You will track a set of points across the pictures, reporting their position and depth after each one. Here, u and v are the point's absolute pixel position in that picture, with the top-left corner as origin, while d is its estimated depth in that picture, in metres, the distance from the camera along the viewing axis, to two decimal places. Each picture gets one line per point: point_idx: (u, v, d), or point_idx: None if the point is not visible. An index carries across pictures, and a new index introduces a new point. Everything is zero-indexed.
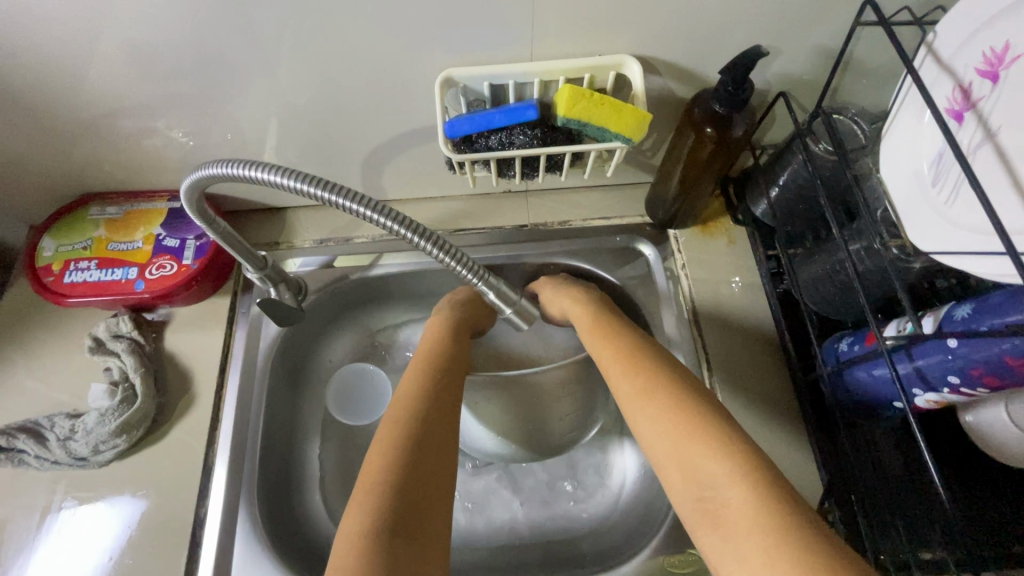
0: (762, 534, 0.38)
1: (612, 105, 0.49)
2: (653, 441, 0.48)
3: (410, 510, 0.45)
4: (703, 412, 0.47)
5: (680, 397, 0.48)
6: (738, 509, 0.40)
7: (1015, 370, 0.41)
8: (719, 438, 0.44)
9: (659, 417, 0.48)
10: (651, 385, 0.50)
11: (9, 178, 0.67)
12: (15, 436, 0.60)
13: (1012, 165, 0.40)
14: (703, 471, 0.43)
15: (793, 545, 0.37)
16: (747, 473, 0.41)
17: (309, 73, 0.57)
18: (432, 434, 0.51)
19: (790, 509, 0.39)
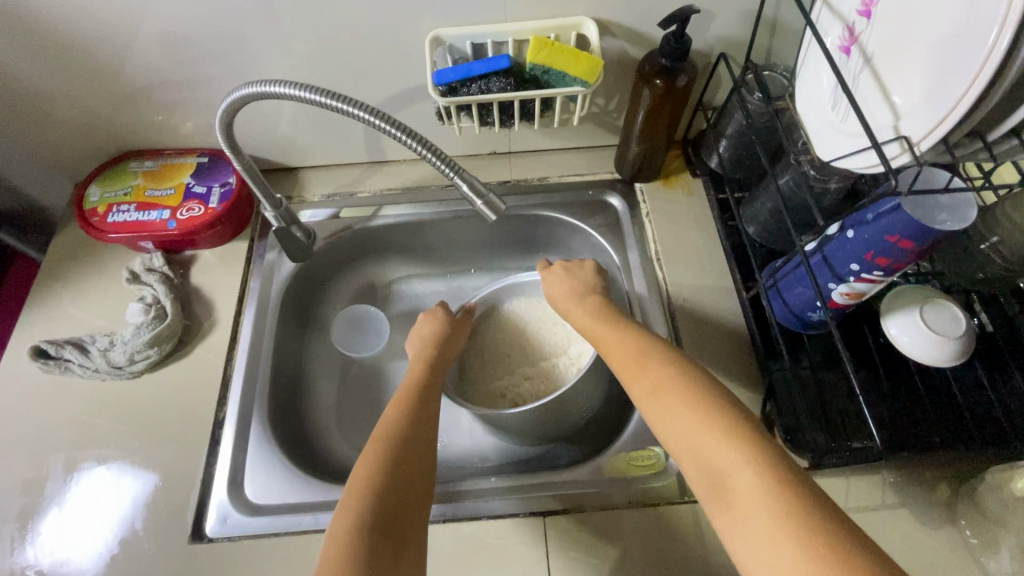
0: (770, 514, 0.42)
1: (570, 51, 0.61)
2: (669, 428, 0.52)
3: (392, 517, 0.51)
4: (714, 406, 0.51)
5: (691, 394, 0.53)
6: (747, 491, 0.44)
7: (896, 247, 0.50)
8: (728, 431, 0.48)
9: (673, 410, 0.53)
10: (666, 383, 0.55)
11: (63, 136, 0.78)
12: (64, 347, 0.71)
13: (882, 81, 0.50)
14: (714, 460, 0.48)
15: (794, 524, 0.41)
16: (754, 460, 0.46)
17: (321, 40, 0.68)
18: (410, 449, 0.57)
19: (797, 490, 0.43)
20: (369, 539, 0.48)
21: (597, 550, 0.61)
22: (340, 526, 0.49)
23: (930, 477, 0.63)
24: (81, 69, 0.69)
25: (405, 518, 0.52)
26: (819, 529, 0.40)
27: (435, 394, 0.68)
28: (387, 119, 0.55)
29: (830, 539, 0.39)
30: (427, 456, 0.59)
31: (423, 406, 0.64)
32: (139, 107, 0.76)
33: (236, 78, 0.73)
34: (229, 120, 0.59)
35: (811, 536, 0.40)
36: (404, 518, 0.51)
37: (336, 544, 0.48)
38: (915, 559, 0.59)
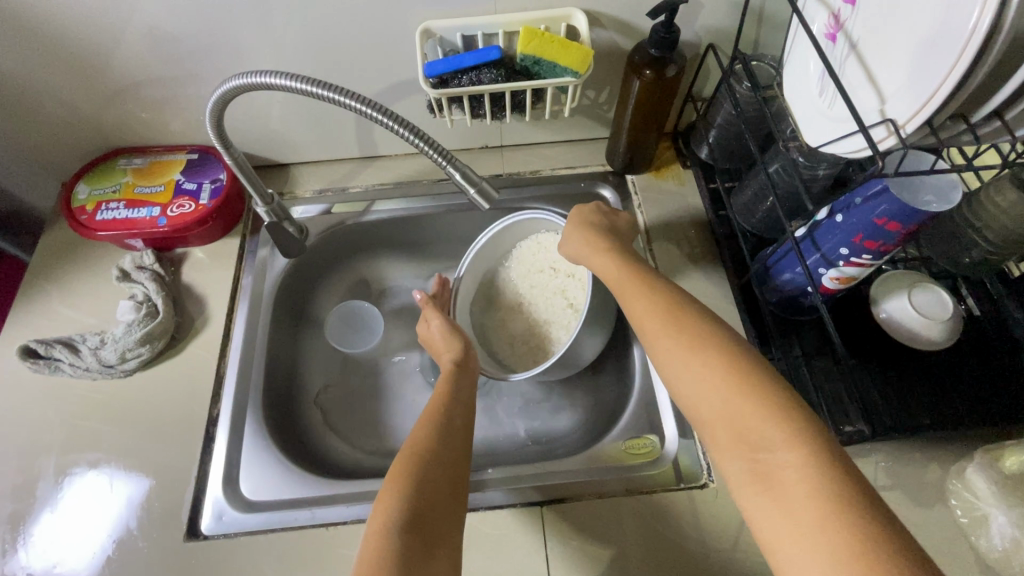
0: (813, 496, 0.39)
1: (560, 42, 0.62)
2: (703, 399, 0.48)
3: (426, 516, 0.51)
4: (753, 374, 0.47)
5: (727, 360, 0.48)
6: (791, 473, 0.41)
7: (884, 230, 0.51)
8: (770, 402, 0.44)
9: (711, 379, 0.48)
10: (700, 349, 0.50)
11: (50, 134, 0.77)
12: (54, 346, 0.70)
13: (869, 67, 0.50)
14: (757, 437, 0.44)
15: (837, 508, 0.38)
16: (799, 439, 0.42)
17: (308, 34, 0.68)
18: (445, 453, 0.57)
19: (843, 474, 0.40)
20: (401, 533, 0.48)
21: (594, 538, 0.61)
22: (376, 523, 0.50)
23: (921, 459, 0.64)
24: (67, 65, 0.68)
25: (441, 515, 0.52)
26: (865, 519, 0.37)
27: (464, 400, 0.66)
28: (377, 108, 0.55)
29: (877, 531, 0.37)
30: (462, 456, 0.59)
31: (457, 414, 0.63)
32: (127, 104, 0.75)
33: (225, 74, 0.72)
34: (220, 114, 0.59)
35: (857, 527, 0.37)
36: (440, 517, 0.51)
37: (371, 539, 0.49)
38: None
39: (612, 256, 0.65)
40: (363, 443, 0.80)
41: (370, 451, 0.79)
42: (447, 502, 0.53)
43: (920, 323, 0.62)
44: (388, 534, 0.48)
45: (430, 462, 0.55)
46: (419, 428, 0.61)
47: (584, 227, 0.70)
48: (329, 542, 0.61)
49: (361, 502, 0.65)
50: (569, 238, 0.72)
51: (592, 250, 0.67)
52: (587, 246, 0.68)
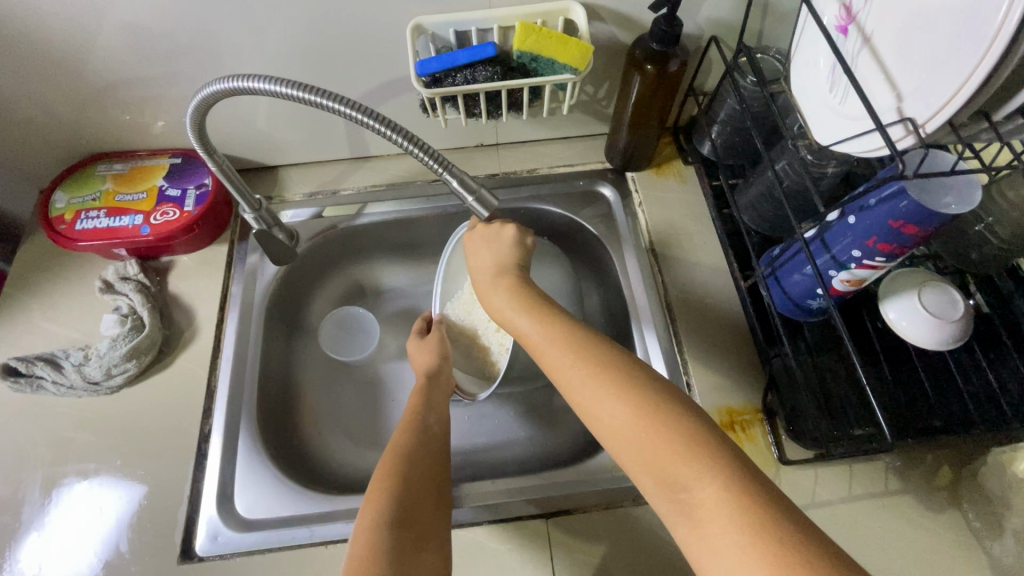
0: (735, 533, 0.38)
1: (558, 37, 0.59)
2: (617, 436, 0.46)
3: (407, 522, 0.52)
4: (658, 406, 0.46)
5: (634, 394, 0.47)
6: (711, 508, 0.39)
7: (899, 232, 0.49)
8: (683, 436, 0.43)
9: (618, 416, 0.46)
10: (603, 385, 0.48)
11: (27, 139, 0.74)
12: (35, 363, 0.67)
13: (884, 61, 0.48)
14: (670, 472, 0.42)
15: (759, 545, 0.36)
16: (710, 470, 0.41)
17: (294, 33, 0.65)
18: (421, 464, 0.59)
19: (762, 499, 0.39)
20: (390, 531, 0.50)
21: (602, 548, 0.60)
22: (365, 519, 0.51)
23: (932, 461, 0.63)
24: (39, 67, 0.65)
25: (419, 517, 0.53)
26: (788, 548, 0.36)
27: (436, 408, 0.67)
28: (368, 111, 0.52)
29: (803, 560, 0.35)
30: (438, 463, 0.60)
31: (428, 421, 0.65)
32: (106, 107, 0.71)
33: (209, 74, 0.69)
34: (201, 119, 0.56)
35: (781, 560, 0.35)
36: (427, 524, 0.53)
37: (361, 535, 0.50)
38: (920, 543, 0.59)
39: (519, 282, 0.62)
40: (361, 452, 0.78)
41: (370, 462, 0.77)
42: (429, 502, 0.55)
43: (927, 322, 0.60)
44: (378, 530, 0.50)
45: (409, 470, 0.57)
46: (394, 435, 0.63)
47: (489, 245, 0.67)
48: (330, 560, 0.60)
49: None
50: (468, 264, 0.69)
51: (490, 282, 0.64)
52: (488, 277, 0.65)
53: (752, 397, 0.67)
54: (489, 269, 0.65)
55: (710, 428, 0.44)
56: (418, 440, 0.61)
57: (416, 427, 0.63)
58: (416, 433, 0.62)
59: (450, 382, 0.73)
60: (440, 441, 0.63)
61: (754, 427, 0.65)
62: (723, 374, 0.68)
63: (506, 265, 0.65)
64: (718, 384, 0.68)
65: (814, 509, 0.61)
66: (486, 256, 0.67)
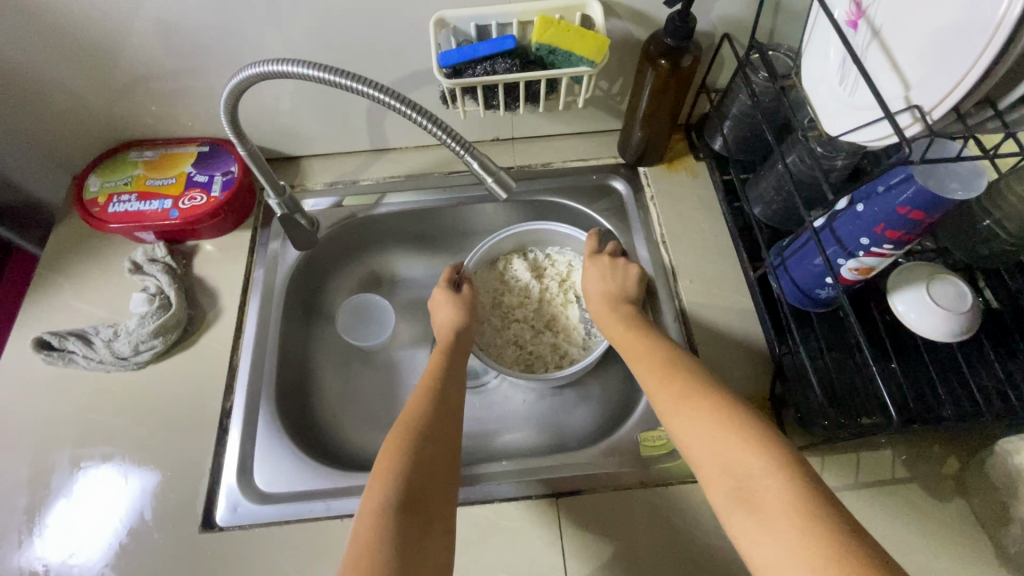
0: (794, 519, 0.42)
1: (576, 31, 0.61)
2: (693, 434, 0.52)
3: (415, 503, 0.53)
4: (734, 411, 0.51)
5: (716, 400, 0.53)
6: (773, 498, 0.44)
7: (907, 219, 0.50)
8: (754, 437, 0.48)
9: (699, 416, 0.52)
10: (693, 391, 0.55)
11: (63, 126, 0.77)
12: (67, 338, 0.70)
13: (892, 53, 0.50)
14: (738, 466, 0.47)
15: (816, 531, 0.41)
16: (775, 465, 0.46)
17: (320, 26, 0.68)
18: (437, 439, 0.59)
19: (819, 497, 0.43)
20: (397, 513, 0.51)
21: (610, 529, 0.61)
22: (371, 500, 0.52)
23: (939, 452, 0.64)
24: (79, 55, 0.68)
25: (430, 496, 0.54)
26: (840, 537, 0.40)
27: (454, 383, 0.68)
28: (394, 95, 0.54)
29: (851, 548, 0.39)
30: (450, 441, 0.61)
31: (447, 397, 0.65)
32: (139, 95, 0.75)
33: (238, 65, 0.72)
34: (234, 102, 0.58)
35: (834, 545, 0.40)
36: (431, 503, 0.54)
37: (368, 515, 0.51)
38: (926, 531, 0.60)
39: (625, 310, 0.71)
40: (374, 435, 0.80)
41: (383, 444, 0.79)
42: (439, 478, 0.56)
43: (935, 314, 0.61)
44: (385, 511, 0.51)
45: (424, 446, 0.58)
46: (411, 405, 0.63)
47: (603, 272, 0.76)
48: (345, 533, 0.61)
49: None
50: (584, 286, 0.77)
51: (606, 302, 0.73)
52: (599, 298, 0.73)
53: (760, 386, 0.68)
54: (602, 292, 0.74)
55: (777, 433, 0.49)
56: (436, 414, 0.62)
57: (435, 401, 0.64)
58: (434, 407, 0.63)
59: (468, 339, 0.76)
60: (454, 420, 0.64)
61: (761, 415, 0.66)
62: (732, 363, 0.70)
63: (620, 293, 0.73)
64: (727, 372, 0.69)
65: None
66: (597, 280, 0.75)
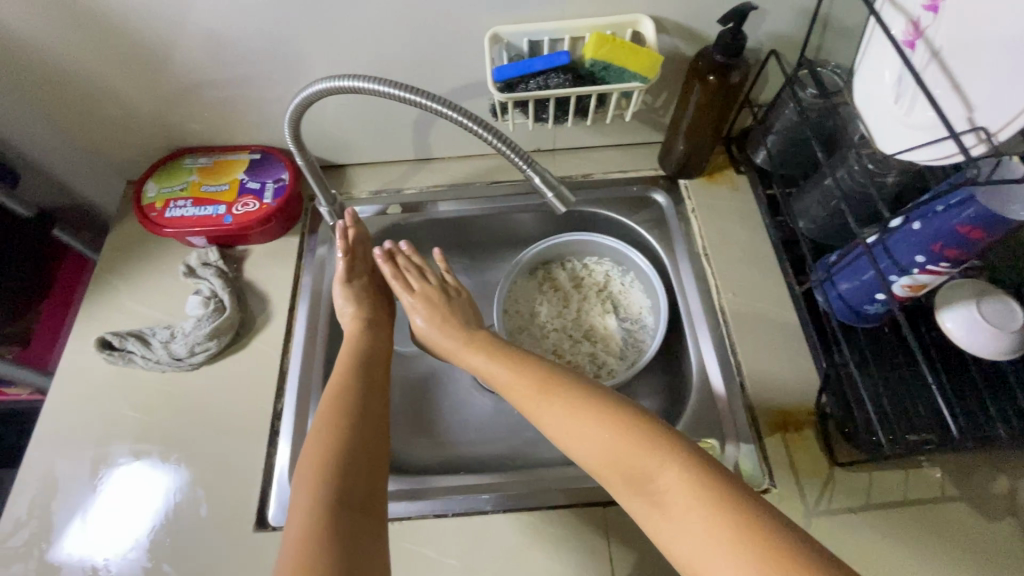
0: (696, 509, 0.47)
1: (630, 47, 0.62)
2: (590, 449, 0.55)
3: (350, 501, 0.55)
4: (621, 418, 0.56)
5: (601, 409, 0.57)
6: (675, 493, 0.49)
7: (965, 237, 0.51)
8: (639, 439, 0.53)
9: (586, 433, 0.56)
10: (575, 407, 0.58)
11: (124, 132, 0.80)
12: (127, 338, 0.72)
13: (953, 74, 0.50)
14: (635, 470, 0.52)
15: (718, 513, 0.46)
16: (672, 459, 0.51)
17: (376, 39, 0.70)
18: (359, 432, 0.61)
19: (716, 481, 0.48)
20: (332, 513, 0.53)
21: (655, 539, 0.62)
22: (301, 502, 0.54)
23: (989, 470, 0.63)
24: (146, 65, 0.71)
25: (362, 490, 0.56)
26: (744, 516, 0.45)
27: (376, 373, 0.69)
28: (455, 108, 0.56)
29: (753, 521, 0.44)
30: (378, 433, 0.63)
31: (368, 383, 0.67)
32: (198, 104, 0.77)
33: (295, 76, 0.74)
34: (299, 115, 0.60)
35: (738, 524, 0.45)
36: (379, 495, 0.57)
37: (299, 517, 0.53)
38: (976, 550, 0.60)
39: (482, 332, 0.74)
40: (414, 441, 0.81)
41: (423, 449, 0.80)
42: (365, 469, 0.58)
43: (987, 332, 0.61)
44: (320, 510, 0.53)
45: (344, 440, 0.59)
46: (327, 397, 0.64)
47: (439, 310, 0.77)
48: (397, 536, 0.63)
49: (424, 499, 0.66)
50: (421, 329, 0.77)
51: (443, 333, 0.75)
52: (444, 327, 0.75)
53: (804, 399, 0.68)
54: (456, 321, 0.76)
55: (665, 430, 0.54)
56: (354, 404, 0.63)
57: (355, 390, 0.65)
58: (354, 398, 0.64)
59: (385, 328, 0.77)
60: (380, 409, 0.66)
61: (807, 429, 0.67)
62: (776, 376, 0.70)
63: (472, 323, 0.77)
64: (771, 385, 0.69)
65: (867, 510, 0.62)
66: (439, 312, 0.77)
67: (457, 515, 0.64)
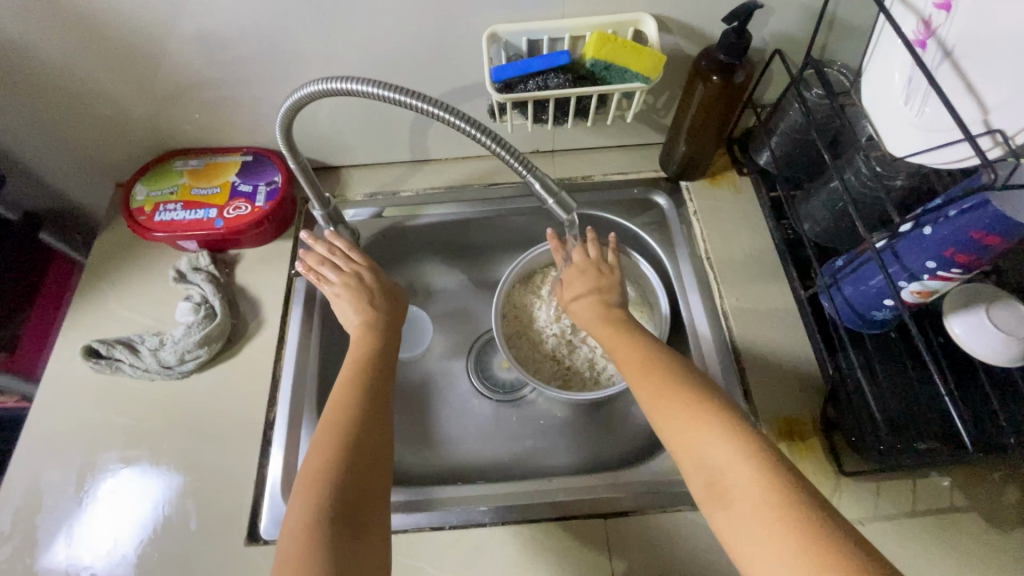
0: (763, 509, 0.45)
1: (634, 48, 0.60)
2: (671, 427, 0.53)
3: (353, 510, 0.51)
4: (708, 402, 0.53)
5: (688, 392, 0.54)
6: (743, 490, 0.46)
7: (979, 244, 0.49)
8: (722, 428, 0.51)
9: (674, 406, 0.54)
10: (666, 384, 0.56)
11: (112, 133, 0.78)
12: (115, 346, 0.70)
13: (967, 75, 0.48)
14: (710, 458, 0.49)
15: (785, 521, 0.43)
16: (747, 455, 0.48)
17: (371, 39, 0.68)
18: (365, 432, 0.57)
19: (789, 483, 0.46)
20: (333, 521, 0.49)
21: (659, 551, 0.60)
22: (300, 509, 0.50)
23: (997, 479, 0.62)
24: (134, 65, 0.69)
25: (368, 498, 0.53)
26: (811, 526, 0.43)
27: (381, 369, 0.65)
28: (453, 111, 0.54)
29: (822, 536, 0.42)
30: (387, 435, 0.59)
31: (382, 382, 0.64)
32: (188, 105, 0.75)
33: (287, 76, 0.72)
34: (290, 117, 0.58)
35: (802, 537, 0.42)
36: (374, 500, 0.53)
37: (303, 522, 0.49)
38: (986, 562, 0.58)
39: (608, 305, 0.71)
40: (411, 449, 0.79)
41: (419, 458, 0.79)
42: (372, 471, 0.55)
43: (997, 338, 0.60)
44: (322, 518, 0.49)
45: (357, 438, 0.56)
46: (339, 395, 0.61)
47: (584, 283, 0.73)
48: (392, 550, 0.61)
49: (420, 512, 0.64)
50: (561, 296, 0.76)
51: (579, 315, 0.72)
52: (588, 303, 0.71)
53: (809, 407, 0.67)
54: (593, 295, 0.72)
55: (746, 423, 0.51)
56: (372, 401, 0.60)
57: (360, 387, 0.61)
58: (369, 397, 0.61)
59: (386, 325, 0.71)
60: (388, 408, 0.62)
61: (813, 437, 0.65)
62: (781, 383, 0.68)
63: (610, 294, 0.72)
64: (776, 392, 0.68)
65: (875, 522, 0.60)
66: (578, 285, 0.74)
67: (454, 528, 0.62)
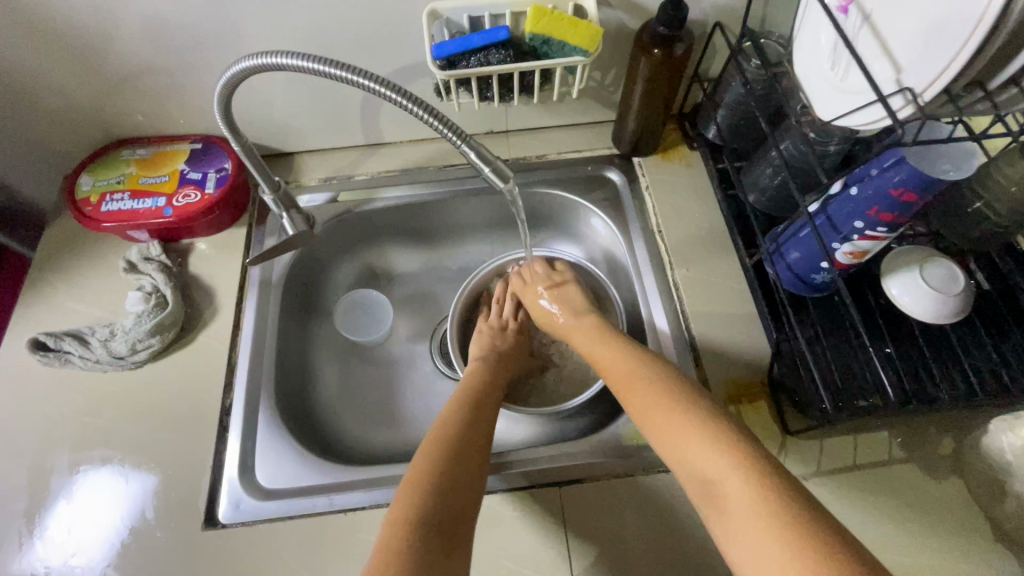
0: (760, 519, 0.42)
1: (570, 20, 0.61)
2: (664, 435, 0.53)
3: (443, 523, 0.51)
4: (694, 410, 0.53)
5: (681, 400, 0.54)
6: (736, 498, 0.45)
7: (899, 199, 0.52)
8: (711, 437, 0.49)
9: (664, 415, 0.54)
10: (658, 393, 0.56)
11: (53, 125, 0.76)
12: (64, 338, 0.69)
13: (883, 37, 0.50)
14: (703, 470, 0.48)
15: (781, 525, 0.41)
16: (738, 463, 0.47)
17: (311, 20, 0.67)
18: (470, 451, 0.59)
19: (778, 492, 0.43)
20: (421, 533, 0.49)
21: (611, 515, 0.62)
22: (394, 514, 0.51)
23: (934, 431, 0.65)
24: (70, 54, 0.67)
25: (460, 517, 0.53)
26: (808, 532, 0.40)
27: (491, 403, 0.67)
28: (390, 85, 0.53)
29: (816, 542, 0.40)
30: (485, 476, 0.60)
31: (485, 413, 0.65)
32: (130, 93, 0.74)
33: (230, 61, 0.71)
34: (229, 95, 0.58)
35: (801, 543, 0.40)
36: (463, 521, 0.53)
37: (393, 529, 0.50)
38: (923, 510, 0.61)
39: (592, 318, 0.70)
40: (373, 431, 0.80)
41: (381, 439, 0.79)
42: (465, 494, 0.55)
43: (928, 296, 0.62)
44: (414, 527, 0.50)
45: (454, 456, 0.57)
46: (448, 415, 0.63)
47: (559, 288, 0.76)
48: (349, 526, 0.61)
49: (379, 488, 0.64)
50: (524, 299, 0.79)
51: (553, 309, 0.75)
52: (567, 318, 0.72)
53: (756, 370, 0.69)
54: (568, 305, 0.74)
55: (737, 431, 0.50)
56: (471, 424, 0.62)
57: (472, 413, 0.64)
58: (473, 421, 0.63)
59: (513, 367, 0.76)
60: (485, 436, 0.62)
61: (760, 399, 0.67)
62: (729, 349, 0.70)
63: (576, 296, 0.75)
64: (725, 358, 0.70)
65: (819, 478, 0.63)
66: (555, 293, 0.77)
67: None
